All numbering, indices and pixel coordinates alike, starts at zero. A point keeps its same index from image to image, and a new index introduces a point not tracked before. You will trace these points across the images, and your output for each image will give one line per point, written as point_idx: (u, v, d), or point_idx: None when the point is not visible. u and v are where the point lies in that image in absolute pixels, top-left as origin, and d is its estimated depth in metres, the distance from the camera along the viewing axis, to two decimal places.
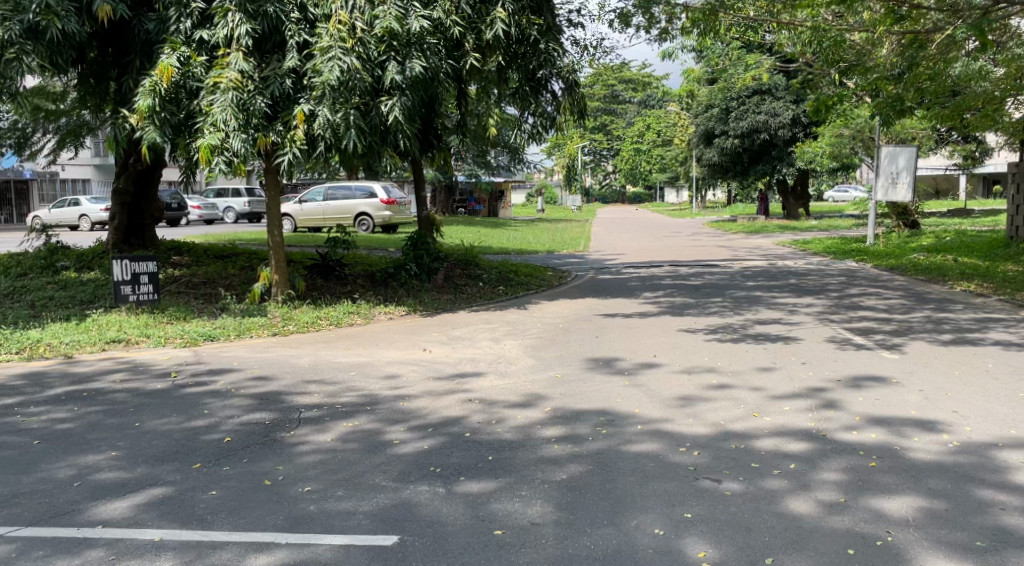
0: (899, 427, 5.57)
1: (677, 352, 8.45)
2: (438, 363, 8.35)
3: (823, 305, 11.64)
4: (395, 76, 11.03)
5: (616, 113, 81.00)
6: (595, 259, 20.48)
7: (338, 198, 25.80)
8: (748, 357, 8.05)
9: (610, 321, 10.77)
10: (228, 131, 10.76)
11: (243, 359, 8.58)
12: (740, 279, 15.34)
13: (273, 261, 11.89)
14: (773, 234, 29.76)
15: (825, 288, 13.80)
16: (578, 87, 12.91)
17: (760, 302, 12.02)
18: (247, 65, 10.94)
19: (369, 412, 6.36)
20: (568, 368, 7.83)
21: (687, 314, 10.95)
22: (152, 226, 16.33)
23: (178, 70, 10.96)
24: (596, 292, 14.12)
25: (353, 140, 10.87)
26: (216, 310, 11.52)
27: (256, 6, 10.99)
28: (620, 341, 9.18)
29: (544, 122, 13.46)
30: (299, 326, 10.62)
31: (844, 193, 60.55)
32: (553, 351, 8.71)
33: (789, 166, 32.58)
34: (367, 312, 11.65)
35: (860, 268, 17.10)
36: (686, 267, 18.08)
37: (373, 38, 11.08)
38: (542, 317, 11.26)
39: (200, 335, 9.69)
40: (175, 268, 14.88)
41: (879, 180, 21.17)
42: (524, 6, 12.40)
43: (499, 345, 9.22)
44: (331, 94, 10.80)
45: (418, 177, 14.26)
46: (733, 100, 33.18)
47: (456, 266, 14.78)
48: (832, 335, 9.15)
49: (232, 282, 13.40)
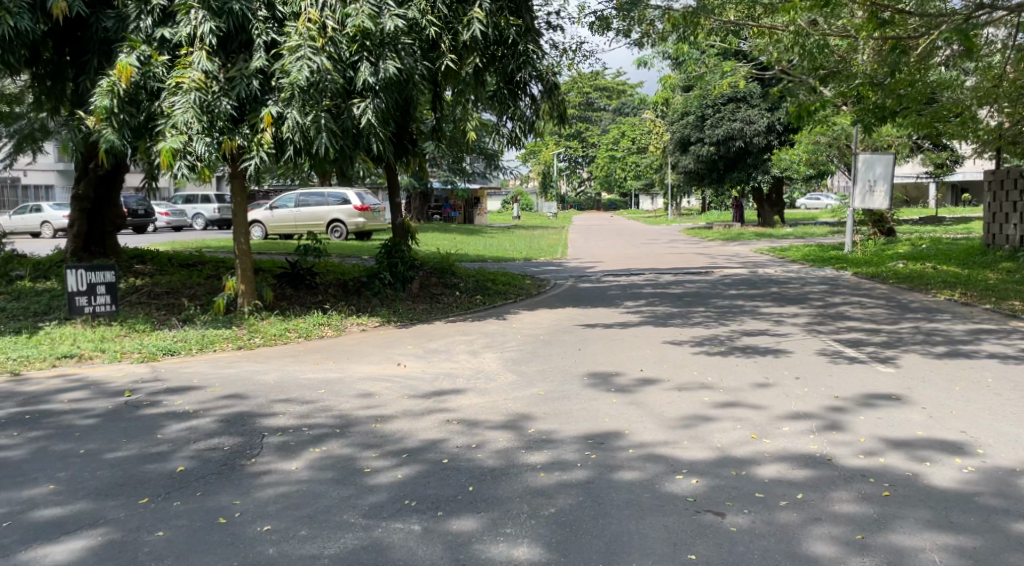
0: (910, 452, 5.21)
1: (664, 366, 8.05)
2: (413, 379, 7.89)
3: (809, 314, 11.31)
4: (368, 77, 10.60)
5: (592, 121, 80.92)
6: (573, 267, 20.10)
7: (310, 205, 25.26)
8: (739, 371, 7.68)
9: (592, 332, 10.36)
10: (190, 133, 10.26)
11: (204, 375, 8.07)
12: (721, 287, 15.00)
13: (239, 270, 11.41)
14: (750, 241, 29.59)
15: (807, 297, 13.48)
16: (558, 89, 12.51)
17: (744, 311, 11.66)
18: (211, 65, 10.49)
19: (339, 435, 5.90)
20: (550, 384, 7.41)
21: (671, 325, 10.56)
22: (113, 234, 15.75)
23: (137, 69, 10.49)
24: (576, 301, 13.73)
25: (324, 144, 10.38)
26: (178, 322, 11.03)
27: (221, 4, 10.54)
28: (603, 354, 8.78)
29: (523, 127, 12.96)
30: (265, 338, 10.12)
31: (817, 200, 60.79)
32: (534, 365, 8.28)
33: (765, 173, 32.48)
34: (338, 322, 11.17)
35: (840, 276, 16.83)
36: (666, 275, 17.74)
37: (344, 37, 10.63)
38: (521, 328, 10.83)
39: (160, 350, 9.18)
40: (138, 277, 14.33)
41: (856, 188, 20.98)
42: (503, 6, 11.89)
43: (477, 359, 8.78)
44: (301, 96, 10.28)
45: (392, 183, 13.80)
46: (709, 107, 33.02)
47: (433, 274, 14.36)
48: (823, 347, 8.80)
49: (196, 292, 12.87)
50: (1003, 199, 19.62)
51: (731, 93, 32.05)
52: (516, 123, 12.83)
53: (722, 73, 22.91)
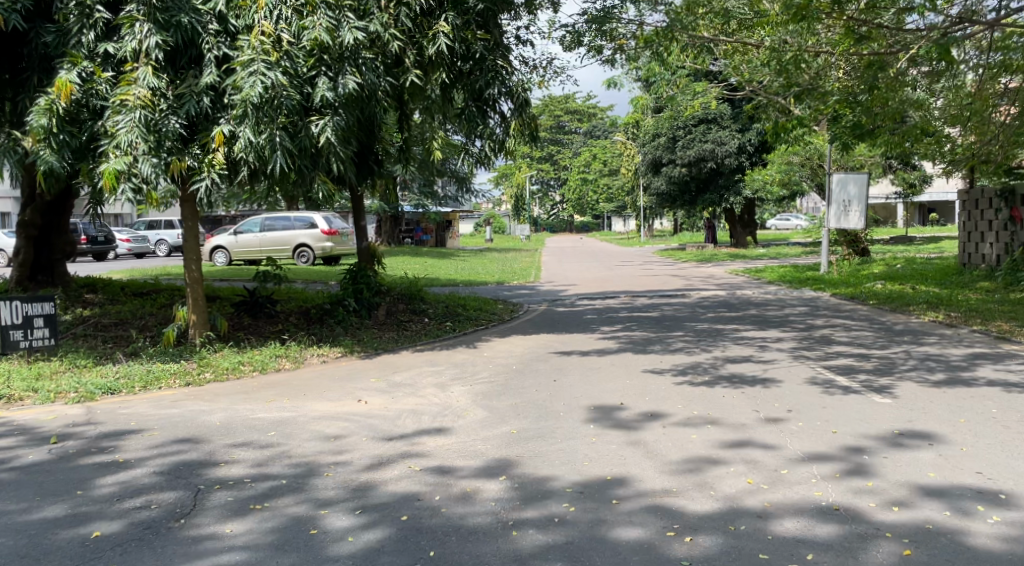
0: (932, 504, 4.64)
1: (647, 398, 7.47)
2: (374, 417, 7.22)
3: (793, 339, 10.77)
4: (326, 92, 9.94)
5: (563, 144, 80.78)
6: (546, 291, 19.52)
7: (276, 230, 24.54)
8: (728, 404, 7.11)
9: (568, 360, 9.76)
10: (136, 154, 9.63)
11: (143, 416, 7.36)
12: (699, 310, 14.45)
13: (189, 300, 10.74)
14: (725, 262, 29.23)
15: (788, 319, 12.96)
16: (528, 106, 11.79)
17: (726, 336, 11.11)
18: (157, 81, 9.84)
19: (285, 488, 5.24)
20: (523, 421, 6.79)
21: (651, 352, 9.99)
22: (63, 262, 14.97)
23: (78, 87, 9.87)
24: (550, 326, 13.12)
25: (279, 164, 9.73)
26: (124, 355, 10.33)
27: (168, 16, 9.92)
28: (581, 385, 8.17)
29: (493, 146, 12.24)
30: (217, 372, 9.43)
31: (786, 220, 60.85)
32: (506, 400, 7.66)
33: (737, 194, 32.18)
34: (296, 354, 10.49)
35: (819, 297, 16.37)
36: (642, 298, 17.22)
37: (301, 52, 10.05)
38: (493, 357, 10.20)
39: (99, 389, 8.46)
40: (86, 308, 13.55)
41: (831, 209, 20.58)
42: (469, 20, 11.38)
43: (445, 394, 8.12)
44: (254, 114, 9.62)
45: (357, 207, 13.14)
46: (680, 129, 32.72)
47: (401, 299, 13.72)
48: (813, 375, 8.25)
49: (147, 323, 12.15)
50: (977, 218, 19.29)
51: (702, 115, 31.80)
52: (485, 142, 12.20)
53: (694, 94, 22.54)
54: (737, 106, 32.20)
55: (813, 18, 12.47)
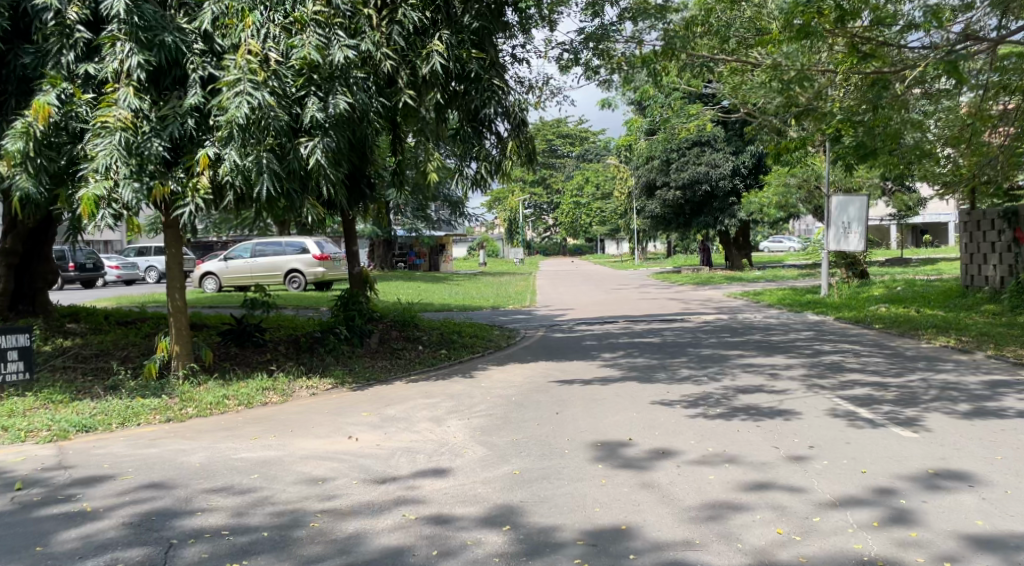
0: None
1: (656, 432, 7.05)
2: (365, 456, 6.77)
3: (803, 366, 10.34)
4: (316, 113, 9.51)
5: (555, 167, 80.62)
6: (543, 316, 19.10)
7: (267, 255, 24.10)
8: (744, 440, 6.67)
9: (569, 390, 9.33)
10: (117, 179, 9.22)
11: (117, 459, 6.91)
12: (702, 335, 14.03)
13: (172, 330, 10.36)
14: (722, 285, 28.85)
15: (795, 344, 12.52)
16: (526, 125, 11.58)
17: (733, 363, 10.68)
18: (139, 103, 9.43)
19: (266, 541, 4.83)
20: (526, 460, 6.36)
21: (657, 381, 9.56)
22: (44, 290, 14.52)
23: (57, 109, 9.47)
24: (548, 354, 12.68)
25: (266, 187, 9.28)
26: (104, 390, 9.96)
27: (151, 36, 9.53)
28: (585, 418, 7.73)
29: (489, 167, 11.79)
30: (199, 408, 9.05)
31: (779, 242, 60.63)
32: (506, 435, 7.21)
33: (732, 217, 31.86)
34: (284, 386, 10.05)
35: (823, 321, 15.95)
36: (643, 323, 16.78)
37: (289, 71, 9.64)
38: (491, 388, 9.77)
39: (72, 426, 8.08)
40: (67, 339, 13.11)
41: (830, 232, 20.21)
42: (463, 40, 11.03)
43: (441, 428, 7.67)
44: (240, 135, 9.24)
45: (348, 231, 12.73)
46: (674, 152, 32.43)
47: (394, 326, 13.28)
48: (831, 408, 7.83)
49: (130, 353, 11.72)
50: (979, 240, 18.92)
51: (696, 137, 31.51)
52: (480, 164, 11.76)
53: (689, 116, 22.28)
54: (730, 129, 31.98)
55: (815, 36, 12.13)
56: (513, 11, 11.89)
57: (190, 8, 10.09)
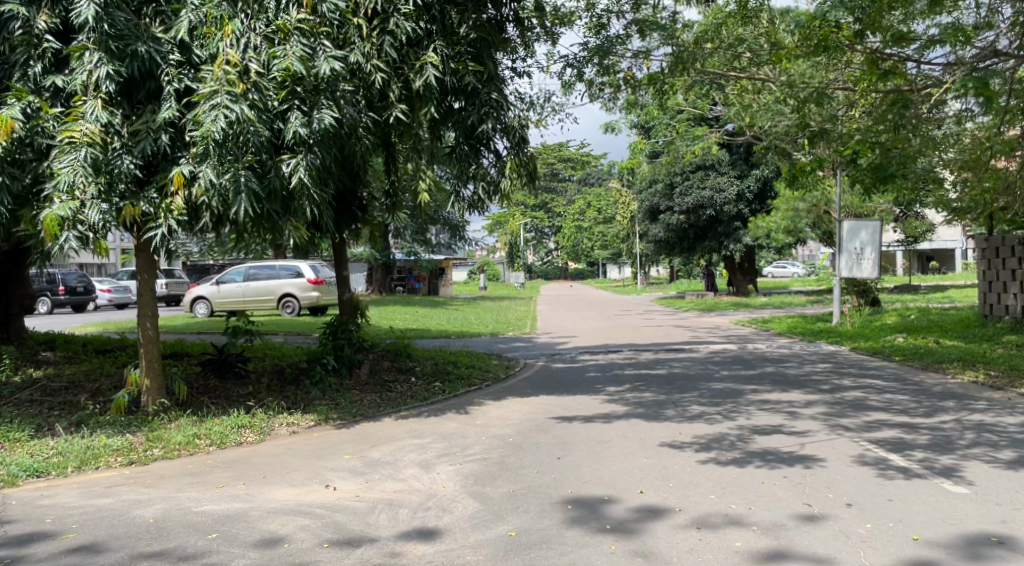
0: None
1: (670, 482, 6.29)
2: (340, 511, 6.00)
3: (824, 401, 9.54)
4: (299, 128, 8.81)
5: (557, 191, 80.01)
6: (543, 344, 18.31)
7: (261, 280, 23.32)
8: (769, 491, 5.90)
9: (571, 428, 8.57)
10: (83, 199, 8.52)
11: (61, 515, 6.33)
12: (711, 367, 13.23)
13: (143, 363, 9.67)
14: (728, 311, 28.04)
15: (812, 376, 11.72)
16: (527, 144, 10.86)
17: (747, 398, 9.86)
18: (108, 116, 8.74)
19: None
20: (521, 519, 5.62)
21: (666, 418, 8.79)
22: (18, 316, 13.97)
23: (21, 124, 8.77)
24: (548, 387, 11.90)
25: (243, 208, 8.53)
26: (68, 427, 9.28)
27: (122, 45, 8.85)
28: (589, 464, 6.94)
29: (487, 188, 11.16)
30: (167, 449, 8.39)
31: (782, 267, 59.89)
32: (500, 486, 6.44)
33: (737, 242, 31.15)
34: (262, 423, 9.31)
35: (837, 352, 15.13)
36: (648, 353, 15.99)
37: (271, 83, 8.93)
38: (486, 425, 9.02)
39: (22, 471, 7.62)
40: (40, 368, 12.45)
41: (842, 258, 19.37)
42: (460, 52, 10.36)
43: (428, 476, 6.91)
44: (217, 152, 8.53)
45: (339, 255, 11.94)
46: (677, 175, 31.73)
47: (386, 357, 12.46)
48: (861, 452, 7.01)
49: (102, 385, 11.01)
50: (998, 267, 18.09)
51: (700, 161, 30.75)
52: (477, 184, 11.12)
53: (695, 140, 21.60)
54: (735, 153, 31.33)
55: (833, 52, 11.38)
56: (514, 26, 11.28)
57: (166, 16, 9.42)
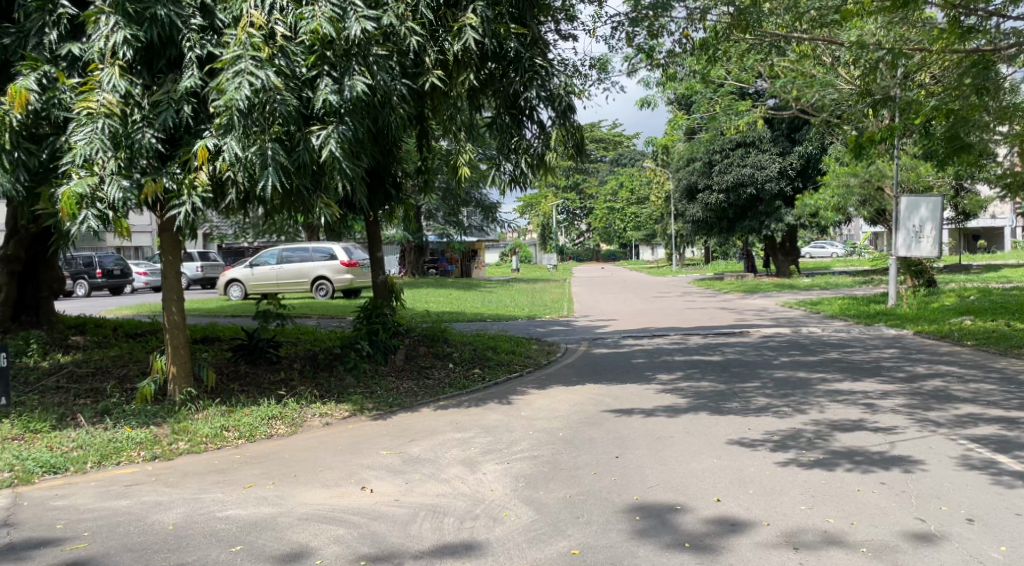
0: None
1: (751, 487, 5.55)
2: (379, 518, 5.38)
3: (903, 392, 8.70)
4: (329, 95, 8.14)
5: (589, 172, 78.82)
6: (583, 328, 17.54)
7: (295, 262, 22.80)
8: (867, 501, 5.16)
9: (626, 421, 7.83)
10: (103, 175, 7.96)
11: (74, 518, 5.77)
12: (767, 353, 12.40)
13: (168, 350, 9.12)
14: (773, 293, 27.11)
15: (881, 363, 10.84)
16: (574, 112, 9.92)
17: (816, 389, 9.04)
18: (126, 85, 8.10)
19: None
20: (583, 533, 4.94)
21: (730, 411, 8.02)
22: (49, 300, 13.41)
23: (37, 96, 8.17)
24: (594, 374, 11.16)
25: (271, 182, 7.88)
26: (91, 416, 8.76)
27: (141, 8, 8.20)
28: (653, 465, 6.22)
29: (531, 162, 10.27)
30: (192, 443, 7.82)
31: (821, 248, 58.52)
32: (556, 490, 5.76)
33: (779, 221, 30.13)
34: (293, 414, 8.71)
35: (901, 336, 14.19)
36: (696, 337, 15.18)
37: (299, 48, 8.31)
38: (532, 417, 8.32)
39: (38, 467, 7.08)
40: (66, 353, 11.94)
41: (900, 235, 18.31)
42: (501, 12, 9.50)
43: (474, 476, 6.24)
44: (242, 122, 7.85)
45: (372, 236, 11.26)
46: (717, 153, 30.65)
47: (423, 342, 11.76)
48: (963, 451, 6.20)
49: (129, 372, 10.49)
50: None
51: (740, 138, 29.63)
52: (518, 159, 10.24)
53: (738, 114, 20.59)
54: (776, 129, 30.15)
55: (904, 9, 10.36)
56: None
57: None
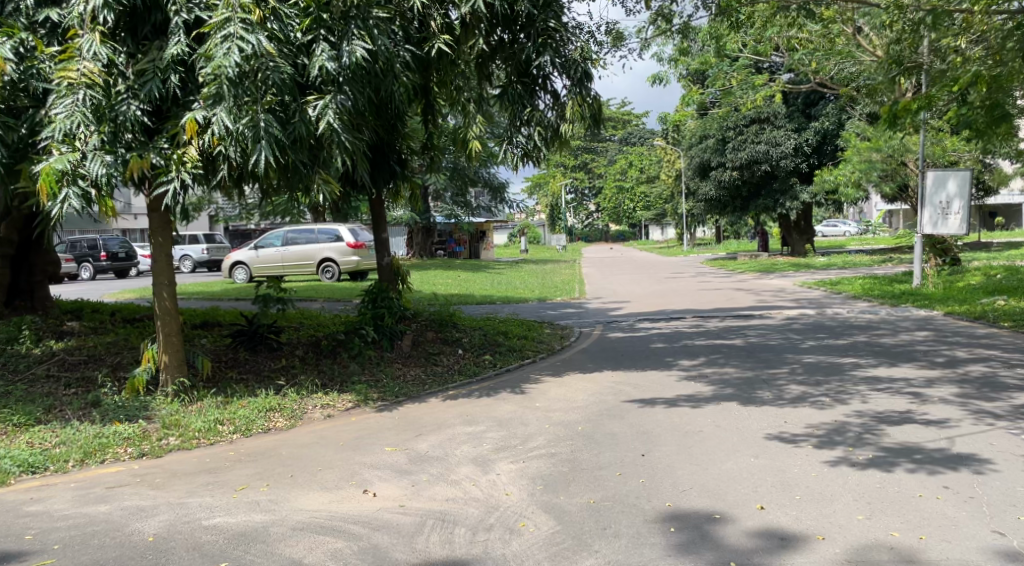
0: None
1: (797, 491, 4.96)
2: (383, 529, 4.82)
3: (948, 379, 8.06)
4: (326, 62, 7.53)
5: (598, 152, 77.75)
6: (596, 310, 16.89)
7: (299, 244, 22.21)
8: (932, 509, 4.57)
9: (650, 413, 7.23)
10: (86, 151, 7.35)
11: (46, 527, 5.22)
12: (793, 336, 11.76)
13: (159, 337, 8.54)
14: (790, 273, 26.36)
15: (918, 346, 10.20)
16: (590, 80, 9.18)
17: (853, 376, 8.41)
18: (108, 52, 7.48)
19: None
20: (612, 549, 4.37)
21: (763, 402, 7.40)
22: (45, 283, 12.86)
23: (13, 65, 7.56)
24: (612, 360, 10.55)
25: (264, 157, 7.24)
26: (79, 409, 8.21)
27: None
28: (683, 464, 5.63)
29: (544, 134, 9.59)
30: (183, 439, 7.26)
31: (835, 227, 57.56)
32: (578, 494, 5.18)
33: (795, 198, 29.30)
34: (293, 406, 8.14)
35: (932, 317, 13.49)
36: (715, 320, 14.52)
37: (293, 10, 7.72)
38: (549, 409, 7.72)
39: (15, 466, 6.53)
40: (59, 339, 11.37)
41: (926, 212, 17.58)
42: None
43: (487, 477, 5.67)
44: (232, 92, 7.22)
45: (377, 216, 10.64)
46: (731, 129, 29.76)
47: (430, 327, 11.19)
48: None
49: (122, 360, 9.94)
50: None
51: (754, 113, 28.76)
52: (532, 131, 9.53)
53: (755, 88, 19.75)
54: (791, 104, 29.32)
55: None
56: None
57: None
